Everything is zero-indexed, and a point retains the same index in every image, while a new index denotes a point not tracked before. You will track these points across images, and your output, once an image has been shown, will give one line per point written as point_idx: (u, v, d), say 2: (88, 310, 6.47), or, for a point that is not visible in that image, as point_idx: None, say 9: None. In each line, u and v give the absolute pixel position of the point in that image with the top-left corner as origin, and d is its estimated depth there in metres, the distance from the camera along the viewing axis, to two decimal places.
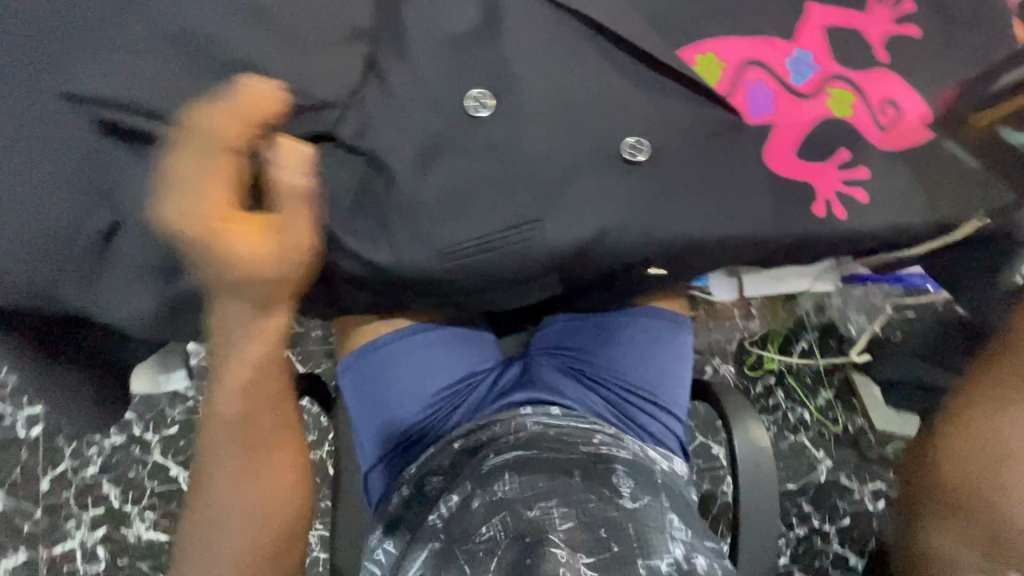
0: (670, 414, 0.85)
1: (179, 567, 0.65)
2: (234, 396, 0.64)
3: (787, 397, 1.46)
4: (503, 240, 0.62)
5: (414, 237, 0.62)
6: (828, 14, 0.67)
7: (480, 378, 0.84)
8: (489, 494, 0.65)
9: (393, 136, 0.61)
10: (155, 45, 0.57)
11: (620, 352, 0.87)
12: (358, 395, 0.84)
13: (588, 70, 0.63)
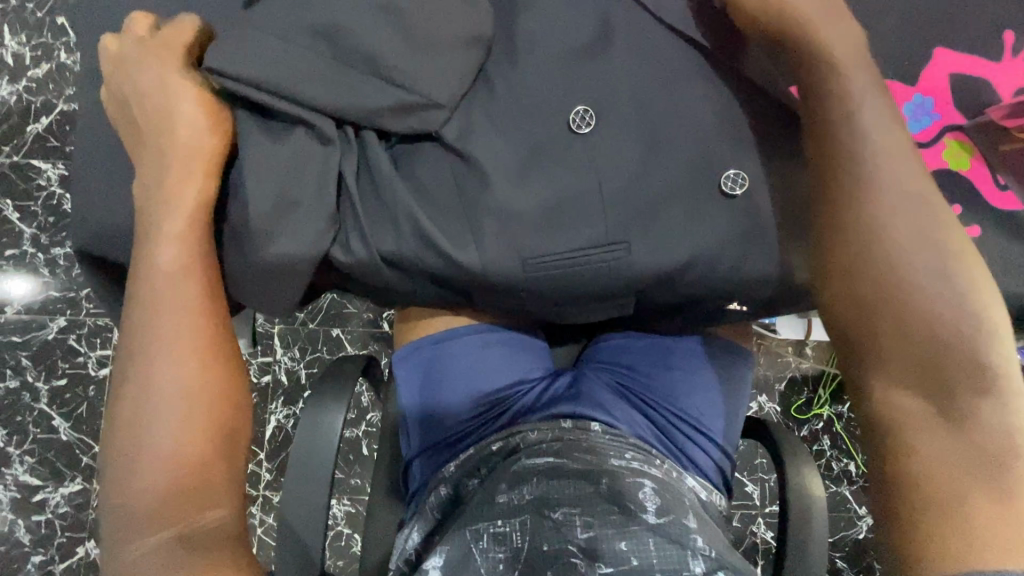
0: (717, 447, 0.82)
1: (131, 423, 0.60)
2: (178, 244, 0.64)
3: (833, 445, 1.39)
4: (589, 256, 0.63)
5: (501, 239, 0.63)
6: (956, 62, 0.70)
7: (529, 385, 0.83)
8: (515, 493, 0.65)
9: (496, 142, 0.63)
10: (287, 33, 0.61)
11: (676, 378, 0.83)
12: (410, 386, 0.85)
13: (694, 96, 0.63)
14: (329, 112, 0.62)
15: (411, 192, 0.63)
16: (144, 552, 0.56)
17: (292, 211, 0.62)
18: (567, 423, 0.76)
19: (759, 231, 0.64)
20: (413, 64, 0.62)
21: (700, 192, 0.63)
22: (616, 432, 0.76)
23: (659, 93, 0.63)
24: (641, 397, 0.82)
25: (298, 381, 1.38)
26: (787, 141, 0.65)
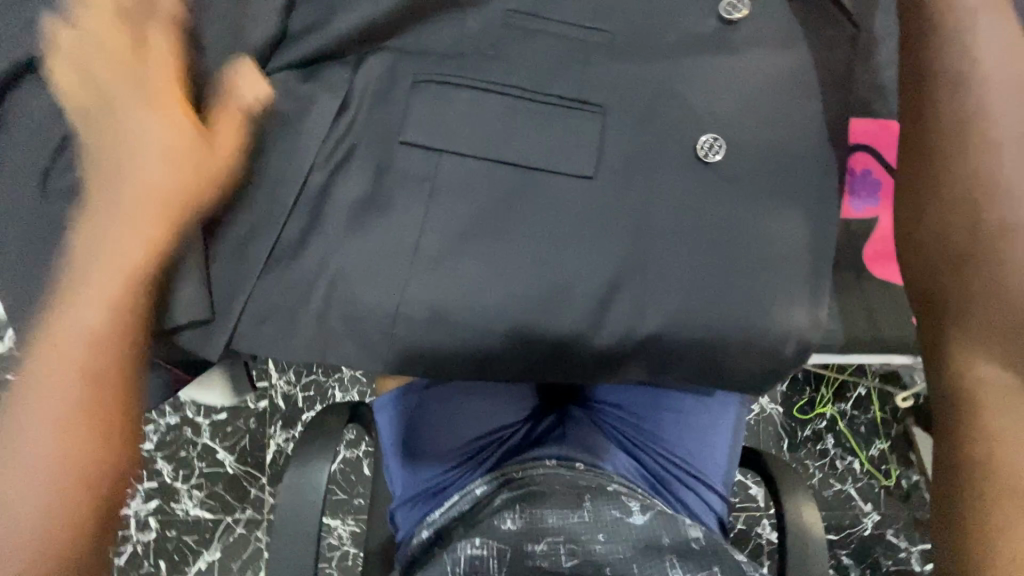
0: (708, 486, 0.80)
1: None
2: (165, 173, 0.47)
3: (837, 443, 1.37)
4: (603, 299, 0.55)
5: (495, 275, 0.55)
6: None
7: (514, 431, 0.81)
8: (494, 525, 0.62)
9: (478, 163, 0.55)
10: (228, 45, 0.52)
11: (668, 419, 0.82)
12: (394, 433, 0.83)
13: (718, 104, 0.56)
14: (298, 149, 0.54)
15: (389, 229, 0.54)
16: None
17: (253, 267, 0.54)
18: (551, 462, 0.72)
19: (797, 257, 0.56)
20: (388, 83, 0.55)
21: (733, 208, 0.55)
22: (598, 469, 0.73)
23: (671, 103, 0.56)
24: (629, 437, 0.81)
25: (296, 404, 1.25)
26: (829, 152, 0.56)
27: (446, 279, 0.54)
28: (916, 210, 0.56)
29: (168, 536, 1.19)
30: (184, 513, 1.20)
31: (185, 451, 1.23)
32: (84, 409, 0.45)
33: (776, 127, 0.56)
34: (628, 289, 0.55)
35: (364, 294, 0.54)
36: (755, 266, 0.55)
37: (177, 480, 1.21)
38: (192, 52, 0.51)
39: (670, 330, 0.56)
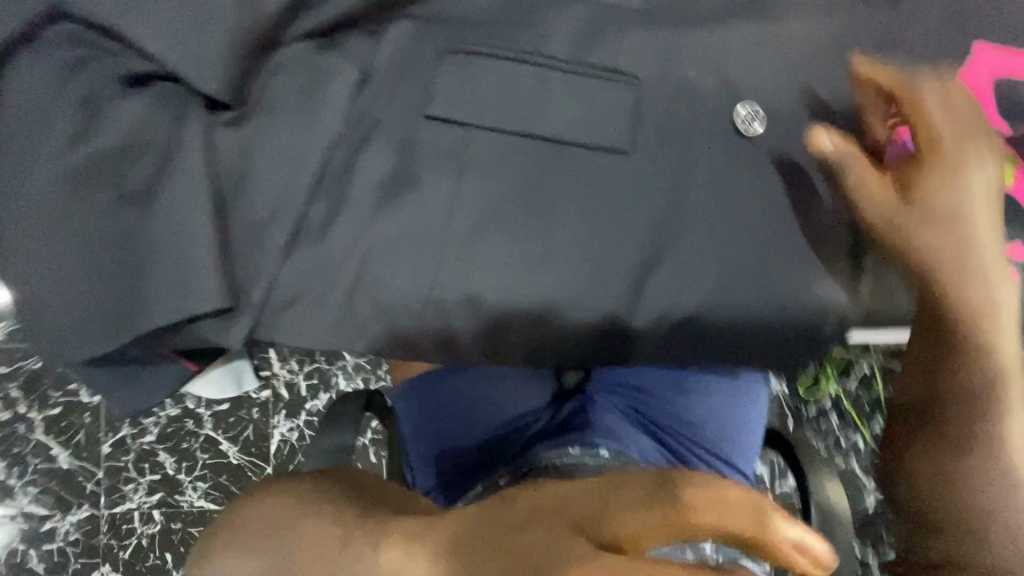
0: (735, 469, 0.79)
1: None
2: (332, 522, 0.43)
3: (841, 422, 1.38)
4: (640, 275, 0.53)
5: (527, 254, 0.52)
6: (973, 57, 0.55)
7: (535, 418, 0.80)
8: None
9: (508, 136, 0.52)
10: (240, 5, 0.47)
11: (687, 404, 0.82)
12: (414, 424, 0.83)
13: (761, 70, 0.54)
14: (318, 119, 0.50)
15: (421, 205, 0.51)
16: None
17: (277, 246, 0.50)
18: (575, 448, 0.70)
19: (842, 228, 0.54)
20: (417, 49, 0.52)
21: (777, 179, 0.54)
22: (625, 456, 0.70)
23: (713, 69, 0.54)
24: (652, 422, 0.80)
25: (298, 394, 1.20)
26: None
27: (483, 258, 0.52)
28: (889, 243, 0.48)
29: (173, 529, 1.14)
30: (188, 506, 1.15)
31: (186, 443, 1.17)
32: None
33: (820, 94, 0.54)
34: (671, 265, 0.53)
35: (397, 275, 0.52)
36: (800, 238, 0.54)
37: (181, 472, 1.16)
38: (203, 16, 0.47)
39: (711, 307, 0.54)
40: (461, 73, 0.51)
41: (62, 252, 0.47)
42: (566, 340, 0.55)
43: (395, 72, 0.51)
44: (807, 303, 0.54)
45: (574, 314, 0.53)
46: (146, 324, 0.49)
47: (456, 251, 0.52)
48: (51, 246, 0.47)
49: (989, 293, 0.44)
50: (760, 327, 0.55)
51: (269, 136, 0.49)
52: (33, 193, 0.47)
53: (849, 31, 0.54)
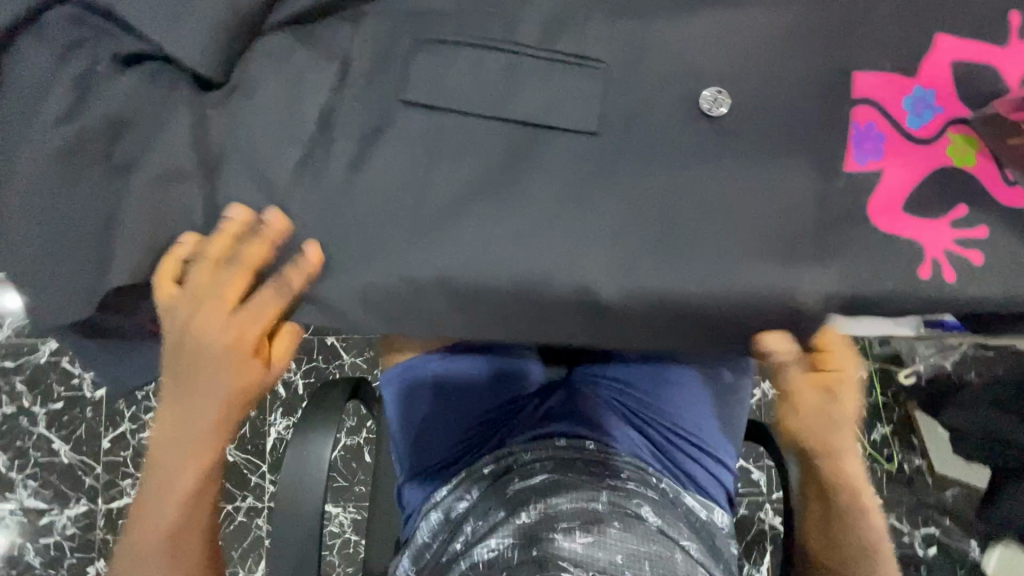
0: (720, 464, 0.79)
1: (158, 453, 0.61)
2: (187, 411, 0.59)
3: None
4: (599, 255, 0.55)
5: (488, 234, 0.54)
6: (942, 45, 0.56)
7: (520, 406, 0.81)
8: (512, 520, 0.64)
9: (469, 121, 0.55)
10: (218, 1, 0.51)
11: (671, 394, 0.81)
12: (396, 413, 0.81)
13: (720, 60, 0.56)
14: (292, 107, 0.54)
15: (390, 186, 0.55)
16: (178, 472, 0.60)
17: (252, 221, 0.54)
18: (561, 442, 0.74)
19: (797, 213, 0.55)
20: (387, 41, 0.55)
21: (734, 164, 0.55)
22: (610, 451, 0.75)
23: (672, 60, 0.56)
24: (636, 412, 0.80)
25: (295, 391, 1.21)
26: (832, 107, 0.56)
27: (448, 235, 0.54)
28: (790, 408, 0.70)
29: None
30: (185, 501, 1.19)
31: None
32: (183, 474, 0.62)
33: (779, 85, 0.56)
34: (629, 245, 0.55)
35: (364, 251, 0.55)
36: (755, 220, 0.55)
37: None
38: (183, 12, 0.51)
39: (670, 288, 0.55)
40: (425, 62, 0.54)
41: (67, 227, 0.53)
42: (527, 315, 0.57)
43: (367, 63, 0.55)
44: (762, 283, 0.55)
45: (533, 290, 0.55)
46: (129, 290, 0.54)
47: (422, 227, 0.54)
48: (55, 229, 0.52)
49: (845, 407, 0.69)
50: (722, 310, 0.56)
51: (245, 122, 0.53)
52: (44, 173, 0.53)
53: (803, 23, 0.56)
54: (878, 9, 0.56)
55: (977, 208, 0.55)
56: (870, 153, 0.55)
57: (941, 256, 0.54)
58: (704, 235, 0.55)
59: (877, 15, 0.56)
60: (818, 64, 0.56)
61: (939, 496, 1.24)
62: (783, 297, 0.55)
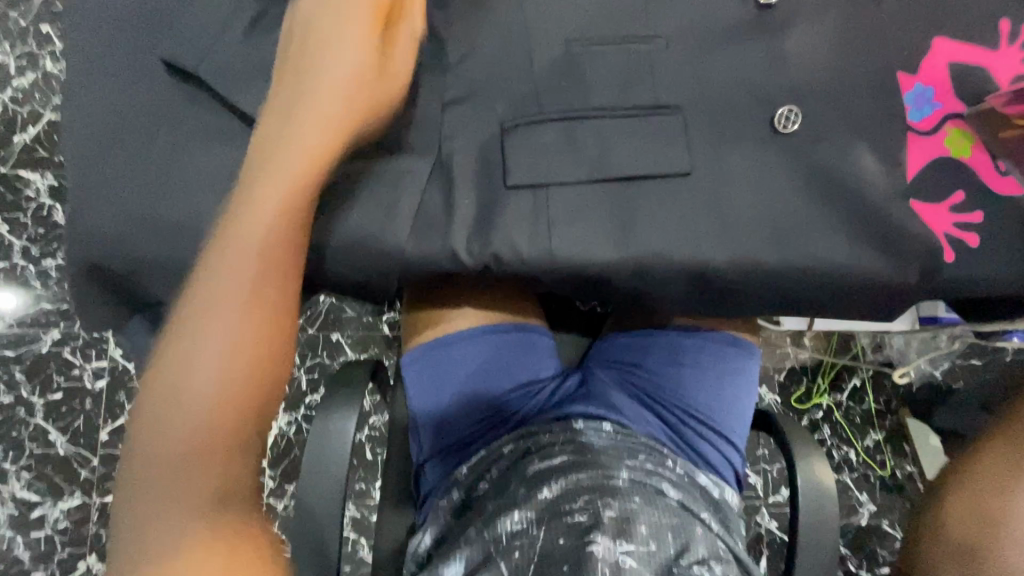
0: (731, 445, 0.82)
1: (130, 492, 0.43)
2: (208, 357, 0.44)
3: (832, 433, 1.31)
4: (624, 235, 0.58)
5: (519, 213, 0.58)
6: (942, 46, 0.60)
7: (539, 386, 0.85)
8: (534, 495, 0.66)
9: (503, 106, 0.58)
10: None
11: (683, 376, 0.84)
12: (421, 391, 0.85)
13: (749, 48, 0.59)
14: None
15: (434, 160, 0.58)
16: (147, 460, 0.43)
17: None
18: (579, 422, 0.76)
19: (811, 203, 0.59)
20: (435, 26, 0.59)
21: (760, 146, 0.58)
22: (626, 431, 0.77)
23: (704, 47, 0.59)
24: (649, 395, 0.83)
25: (298, 387, 1.18)
26: (851, 96, 0.59)
27: (487, 206, 0.58)
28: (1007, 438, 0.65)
29: None
30: None
31: None
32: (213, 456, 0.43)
33: (804, 72, 0.59)
34: (661, 220, 0.58)
35: (408, 217, 0.57)
36: (781, 199, 0.58)
37: None
38: None
39: (691, 268, 0.58)
40: (462, 52, 0.58)
41: (119, 197, 0.56)
42: (556, 286, 0.61)
43: (417, 47, 0.60)
44: (786, 261, 0.58)
45: (567, 260, 0.58)
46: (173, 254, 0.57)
47: (463, 197, 0.58)
48: (115, 197, 0.56)
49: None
50: (738, 289, 0.60)
51: None
52: (102, 147, 0.57)
53: (819, 24, 0.60)
54: (883, 17, 0.60)
55: (975, 198, 0.60)
56: (885, 142, 0.59)
57: (943, 236, 0.59)
58: (734, 211, 0.58)
59: (883, 21, 0.60)
60: (839, 56, 0.59)
61: (930, 500, 1.29)
62: (804, 272, 0.58)
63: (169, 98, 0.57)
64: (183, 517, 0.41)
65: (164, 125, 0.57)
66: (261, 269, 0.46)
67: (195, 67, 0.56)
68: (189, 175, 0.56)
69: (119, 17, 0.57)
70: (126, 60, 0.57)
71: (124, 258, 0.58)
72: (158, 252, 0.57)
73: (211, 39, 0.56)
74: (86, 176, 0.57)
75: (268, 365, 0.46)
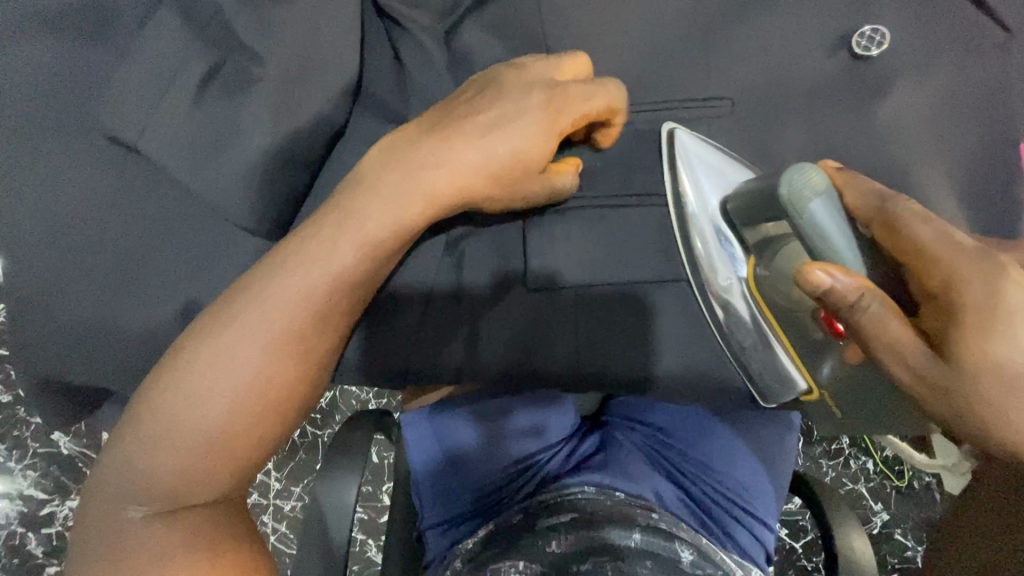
0: (761, 524, 0.73)
1: (106, 493, 0.41)
2: (230, 393, 0.41)
3: (855, 458, 0.87)
4: (665, 335, 0.50)
5: (543, 312, 0.50)
6: None
7: (556, 450, 0.74)
8: (535, 554, 0.56)
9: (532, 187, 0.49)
10: (245, 41, 0.43)
11: (714, 448, 0.76)
12: (425, 453, 0.74)
13: (837, 118, 0.47)
14: (321, 164, 0.46)
15: (449, 259, 0.51)
16: (145, 469, 0.41)
17: None
18: (590, 489, 0.66)
19: None
20: (453, 86, 0.48)
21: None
22: (641, 500, 0.67)
23: (777, 119, 0.48)
24: (673, 464, 0.75)
25: None
26: (972, 175, 0.47)
27: (505, 313, 0.51)
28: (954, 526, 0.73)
29: None
30: None
31: None
32: (200, 483, 0.41)
33: (910, 147, 0.47)
34: (704, 330, 0.50)
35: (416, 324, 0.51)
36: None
37: None
38: (202, 54, 0.42)
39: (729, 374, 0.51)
40: None
41: (63, 284, 0.46)
42: (583, 388, 0.52)
43: (427, 109, 0.48)
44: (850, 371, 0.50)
45: (594, 374, 0.51)
46: (130, 357, 0.48)
47: (478, 303, 0.51)
48: (59, 285, 0.46)
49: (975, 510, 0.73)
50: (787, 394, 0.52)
51: (262, 179, 0.44)
52: (38, 225, 0.46)
53: (939, 84, 0.47)
54: (1011, 79, 0.48)
55: None
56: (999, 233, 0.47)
57: None
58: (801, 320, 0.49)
59: (1011, 85, 0.48)
60: (957, 124, 0.47)
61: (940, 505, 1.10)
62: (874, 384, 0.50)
63: (110, 164, 0.45)
64: (169, 479, 0.41)
65: (110, 199, 0.45)
66: (301, 305, 0.41)
67: (135, 131, 0.43)
68: (149, 267, 0.46)
69: (52, 57, 0.45)
70: (60, 113, 0.45)
71: (81, 358, 0.49)
72: (114, 353, 0.48)
73: (158, 98, 0.42)
74: (23, 259, 0.46)
75: (281, 404, 0.42)
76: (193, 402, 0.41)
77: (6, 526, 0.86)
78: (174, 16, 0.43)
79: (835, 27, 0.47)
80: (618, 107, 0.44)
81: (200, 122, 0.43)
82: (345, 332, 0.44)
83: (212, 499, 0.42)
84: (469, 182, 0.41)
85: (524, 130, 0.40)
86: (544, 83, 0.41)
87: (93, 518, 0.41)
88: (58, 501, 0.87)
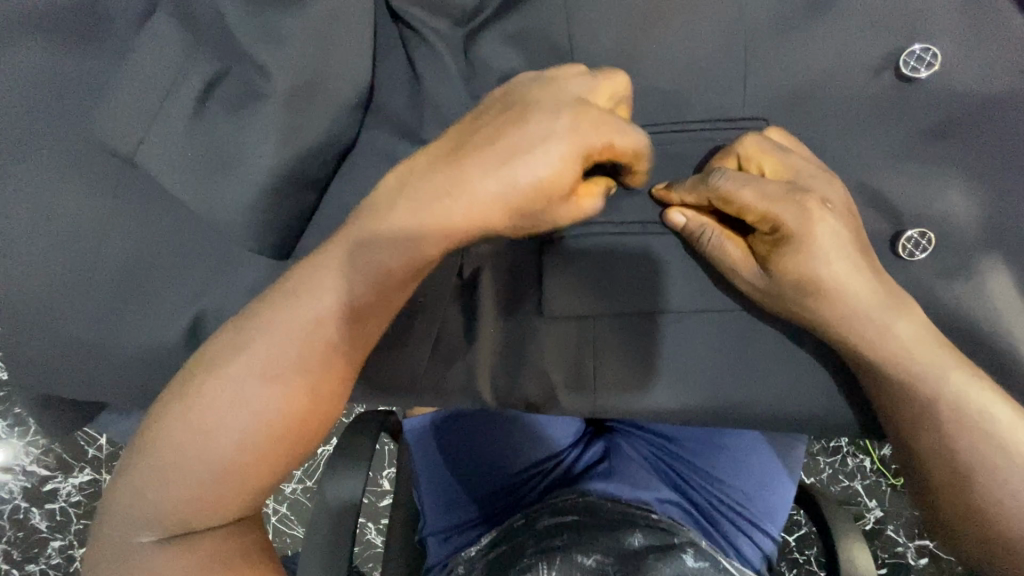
0: (769, 537, 0.69)
1: (113, 515, 0.40)
2: (239, 419, 0.38)
3: (854, 458, 0.86)
4: (675, 362, 0.49)
5: (551, 332, 0.49)
6: None
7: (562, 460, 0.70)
8: (544, 539, 0.57)
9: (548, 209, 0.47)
10: (248, 43, 0.40)
11: (719, 461, 0.71)
12: (428, 462, 0.69)
13: (872, 145, 0.45)
14: (326, 176, 0.44)
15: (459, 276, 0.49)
16: (151, 495, 0.39)
17: None
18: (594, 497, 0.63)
19: None
20: (470, 100, 0.46)
21: None
22: (644, 506, 0.64)
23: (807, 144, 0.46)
24: (679, 475, 0.71)
25: None
26: (1015, 211, 0.44)
27: (517, 333, 0.50)
28: None
29: None
30: None
31: None
32: (208, 511, 0.39)
33: (943, 179, 0.44)
34: (723, 360, 0.48)
35: (425, 342, 0.50)
36: None
37: None
38: (207, 57, 0.40)
39: (737, 405, 0.49)
40: None
41: (53, 287, 0.45)
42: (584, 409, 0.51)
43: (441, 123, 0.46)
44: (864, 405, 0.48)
45: (608, 400, 0.50)
46: (124, 366, 0.46)
47: (489, 324, 0.49)
48: (48, 287, 0.45)
49: None
50: (799, 426, 0.50)
51: (259, 193, 0.41)
52: (27, 226, 0.44)
53: (989, 113, 0.44)
54: None
55: None
56: None
57: None
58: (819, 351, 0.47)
59: None
60: (1003, 157, 0.44)
61: None
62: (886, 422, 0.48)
63: (108, 169, 0.43)
64: (174, 505, 0.39)
65: (107, 204, 0.44)
66: (314, 334, 0.39)
67: (128, 136, 0.40)
68: (153, 282, 0.45)
69: (52, 52, 0.43)
70: (56, 112, 0.43)
71: (79, 370, 0.47)
72: (107, 361, 0.46)
73: (153, 105, 0.40)
74: (11, 260, 0.44)
75: (287, 433, 0.39)
76: (199, 427, 0.39)
77: (10, 500, 0.86)
78: (177, 17, 0.40)
79: (883, 45, 0.44)
80: (643, 152, 0.40)
81: (196, 129, 0.40)
82: (358, 361, 0.42)
83: (217, 526, 0.40)
84: (491, 211, 0.38)
85: (550, 154, 0.37)
86: (575, 103, 0.38)
87: (105, 543, 0.40)
88: (61, 477, 0.86)
